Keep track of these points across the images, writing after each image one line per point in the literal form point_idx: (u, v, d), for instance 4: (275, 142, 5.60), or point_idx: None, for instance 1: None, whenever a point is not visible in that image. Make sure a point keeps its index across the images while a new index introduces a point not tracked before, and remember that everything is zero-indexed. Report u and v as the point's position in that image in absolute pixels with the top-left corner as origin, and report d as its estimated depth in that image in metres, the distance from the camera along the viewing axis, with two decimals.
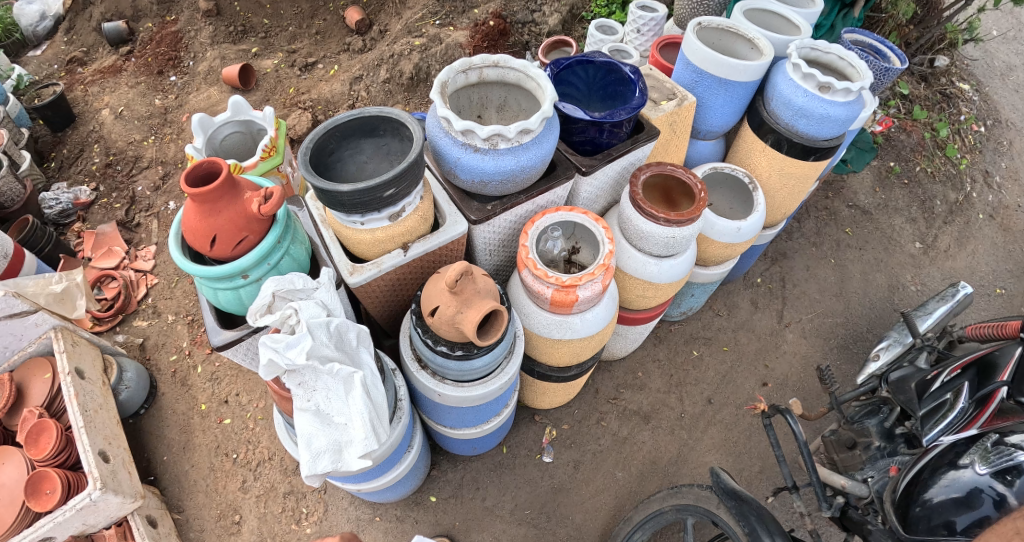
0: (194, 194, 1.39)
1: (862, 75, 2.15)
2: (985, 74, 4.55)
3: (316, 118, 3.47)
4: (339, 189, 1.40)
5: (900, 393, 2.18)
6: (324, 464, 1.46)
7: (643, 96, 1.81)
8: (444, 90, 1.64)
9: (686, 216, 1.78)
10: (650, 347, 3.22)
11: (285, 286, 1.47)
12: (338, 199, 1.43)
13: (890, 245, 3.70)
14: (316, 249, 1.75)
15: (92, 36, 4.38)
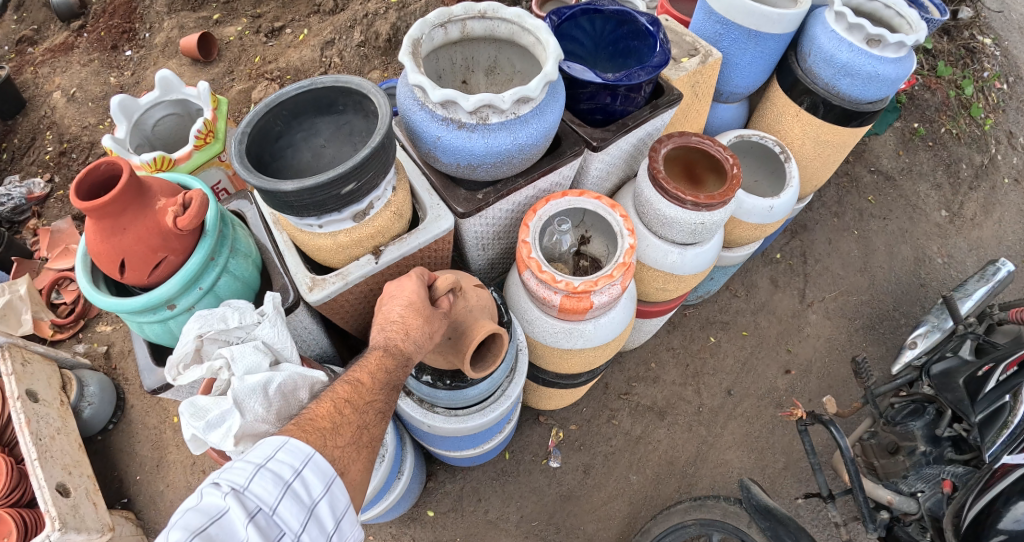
0: (88, 210, 1.14)
1: (913, 28, 1.79)
2: (1004, 27, 4.37)
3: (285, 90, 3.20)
4: (281, 187, 1.12)
5: (948, 393, 2.02)
6: None
7: (666, 53, 1.47)
8: (416, 50, 1.33)
9: (718, 198, 1.46)
10: (663, 335, 2.93)
11: (215, 327, 1.23)
12: (284, 199, 1.16)
13: (916, 214, 3.49)
14: (269, 258, 1.48)
15: (43, 12, 4.28)
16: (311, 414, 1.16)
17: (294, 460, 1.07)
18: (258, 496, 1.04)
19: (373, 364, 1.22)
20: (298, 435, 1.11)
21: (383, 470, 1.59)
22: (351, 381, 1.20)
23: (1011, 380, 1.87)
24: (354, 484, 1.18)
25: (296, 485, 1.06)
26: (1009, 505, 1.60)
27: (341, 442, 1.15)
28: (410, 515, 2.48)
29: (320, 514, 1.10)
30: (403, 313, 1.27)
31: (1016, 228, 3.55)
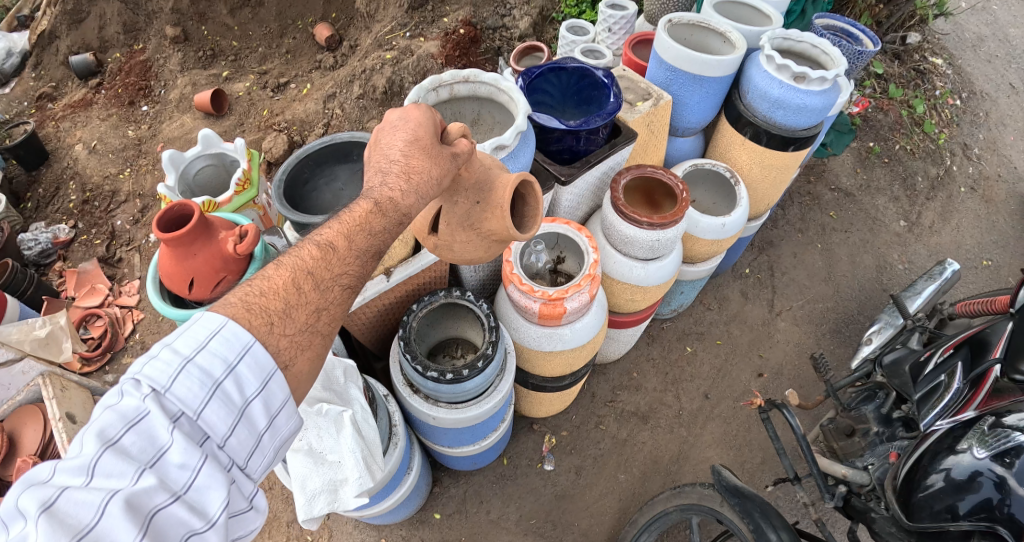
0: (168, 239, 1.46)
1: (837, 63, 2.06)
2: (957, 47, 4.94)
3: (292, 140, 3.54)
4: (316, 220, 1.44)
5: (895, 378, 2.29)
6: (321, 505, 1.61)
7: (619, 99, 1.79)
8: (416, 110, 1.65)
9: (669, 218, 1.75)
10: (644, 347, 3.20)
11: None
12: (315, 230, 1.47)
13: (875, 226, 3.79)
14: None
15: (60, 71, 4.63)
16: (268, 280, 1.15)
17: (226, 354, 1.11)
18: (185, 396, 1.09)
19: (357, 218, 1.22)
20: (238, 319, 1.12)
21: (395, 457, 1.78)
22: (323, 245, 1.19)
23: (948, 362, 2.21)
24: (299, 377, 1.19)
25: (226, 384, 1.11)
26: (937, 460, 1.72)
27: (290, 330, 1.15)
28: (418, 518, 2.70)
29: (252, 413, 1.15)
30: (406, 155, 1.29)
31: (972, 233, 3.86)
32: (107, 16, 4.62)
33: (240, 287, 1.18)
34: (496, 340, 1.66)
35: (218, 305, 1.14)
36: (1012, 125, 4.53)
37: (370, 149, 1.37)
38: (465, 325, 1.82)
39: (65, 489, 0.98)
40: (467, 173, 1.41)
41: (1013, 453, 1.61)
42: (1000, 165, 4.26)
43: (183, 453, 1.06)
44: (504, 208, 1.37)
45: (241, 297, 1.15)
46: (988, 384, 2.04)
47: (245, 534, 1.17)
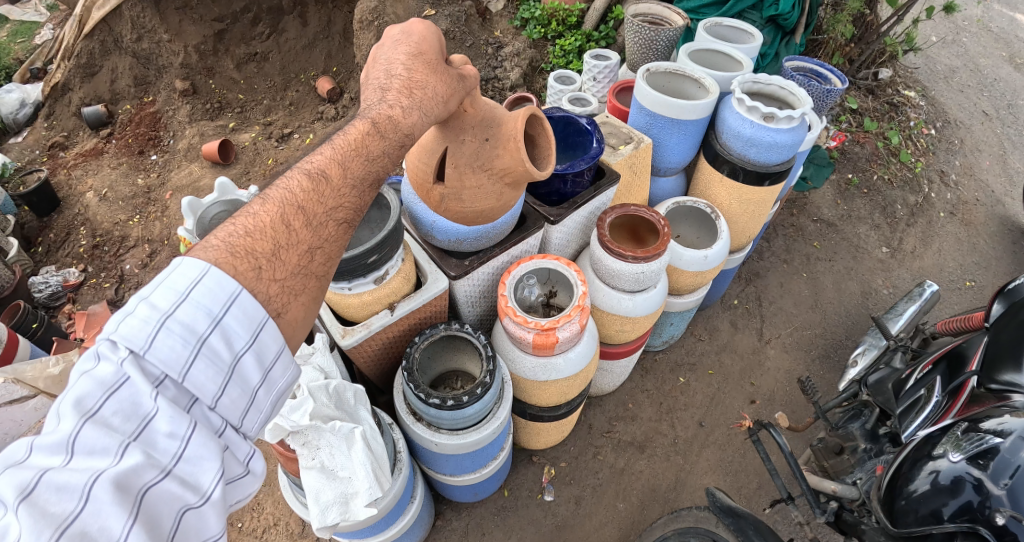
0: None
1: (803, 101, 2.22)
2: (929, 79, 5.25)
3: None
4: None
5: (880, 395, 2.42)
6: (334, 515, 1.69)
7: (601, 144, 1.94)
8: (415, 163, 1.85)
9: (652, 251, 1.87)
10: (638, 379, 3.29)
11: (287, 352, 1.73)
12: None
13: (858, 254, 3.92)
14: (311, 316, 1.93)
15: (72, 121, 4.86)
16: (255, 215, 1.20)
17: (211, 305, 1.12)
18: (166, 358, 1.09)
19: (353, 141, 1.32)
20: (221, 266, 1.14)
21: (400, 482, 1.86)
22: (313, 176, 1.27)
23: (927, 376, 2.28)
24: (294, 322, 1.23)
25: (211, 339, 1.12)
26: (917, 467, 1.79)
27: (280, 275, 1.20)
28: None
29: (242, 369, 1.16)
30: (406, 69, 1.43)
31: (954, 255, 4.00)
32: (119, 70, 4.89)
33: (223, 228, 1.20)
34: (494, 369, 1.76)
35: (201, 250, 1.15)
36: (986, 152, 4.73)
37: (367, 72, 1.47)
38: (464, 357, 1.92)
39: (45, 473, 0.96)
40: (472, 112, 1.62)
41: (987, 455, 1.70)
42: (978, 190, 4.42)
43: (169, 420, 1.07)
44: (517, 138, 1.59)
45: (225, 240, 1.17)
46: (962, 396, 2.09)
47: (242, 498, 1.19)
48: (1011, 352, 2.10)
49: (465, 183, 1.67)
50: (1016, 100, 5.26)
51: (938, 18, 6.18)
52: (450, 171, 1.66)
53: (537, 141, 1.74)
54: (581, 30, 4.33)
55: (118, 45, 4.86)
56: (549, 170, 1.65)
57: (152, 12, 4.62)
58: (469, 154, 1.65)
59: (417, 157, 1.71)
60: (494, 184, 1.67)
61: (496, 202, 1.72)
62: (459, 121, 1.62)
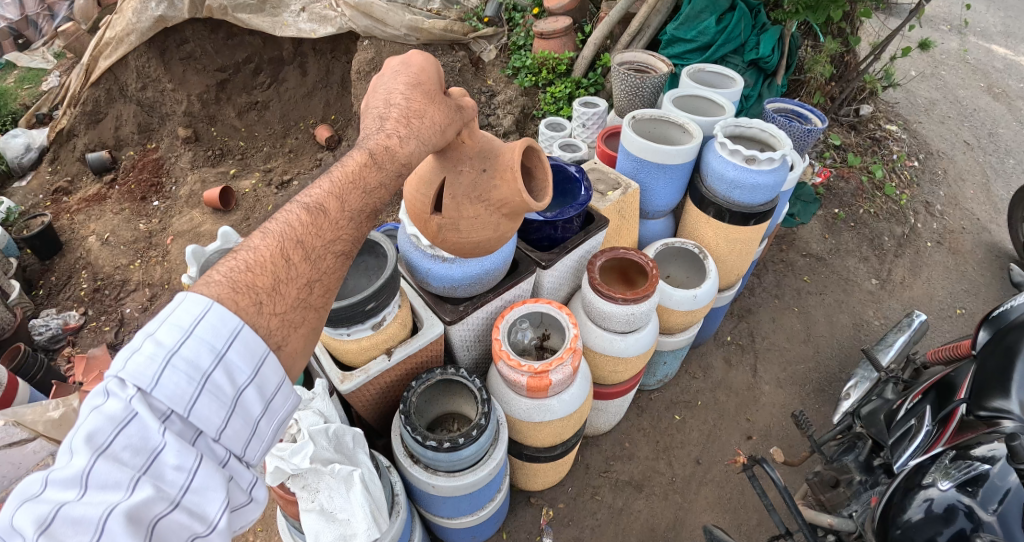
0: None
1: (783, 143, 2.30)
2: (910, 112, 5.42)
3: None
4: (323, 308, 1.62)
5: (872, 426, 2.43)
6: None
7: (589, 191, 2.06)
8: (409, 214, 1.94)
9: (641, 293, 1.93)
10: (634, 418, 3.30)
11: None
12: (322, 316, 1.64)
13: (849, 286, 3.98)
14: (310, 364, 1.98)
15: (76, 166, 4.97)
16: (255, 249, 1.20)
17: (214, 341, 1.15)
18: (173, 394, 1.13)
19: (350, 173, 1.30)
20: (224, 302, 1.16)
21: (398, 525, 1.85)
22: (311, 209, 1.26)
23: (917, 406, 2.32)
24: (294, 355, 1.25)
25: (214, 375, 1.16)
26: (910, 496, 1.81)
27: (280, 309, 1.20)
28: None
29: (244, 401, 1.20)
30: (405, 99, 1.40)
31: (943, 284, 4.06)
32: (124, 117, 5.07)
33: (224, 261, 1.20)
34: (489, 410, 1.79)
35: (203, 286, 1.16)
36: (970, 181, 4.83)
37: (368, 96, 1.44)
38: (460, 400, 1.95)
39: (61, 507, 1.01)
40: (469, 143, 1.63)
41: (975, 483, 1.73)
42: (964, 218, 4.51)
43: (177, 454, 1.11)
44: (515, 169, 1.61)
45: (227, 275, 1.18)
46: (952, 423, 2.07)
47: (245, 523, 1.24)
48: (998, 379, 2.13)
49: (462, 214, 1.68)
50: (996, 130, 5.41)
51: (915, 55, 6.41)
52: (448, 202, 1.68)
53: (534, 173, 1.75)
54: (570, 77, 4.50)
55: (123, 93, 5.03)
56: (546, 201, 1.66)
57: (157, 62, 4.90)
58: (467, 185, 1.66)
59: (415, 188, 1.73)
60: (491, 215, 1.69)
61: (493, 232, 1.73)
62: (456, 153, 1.64)
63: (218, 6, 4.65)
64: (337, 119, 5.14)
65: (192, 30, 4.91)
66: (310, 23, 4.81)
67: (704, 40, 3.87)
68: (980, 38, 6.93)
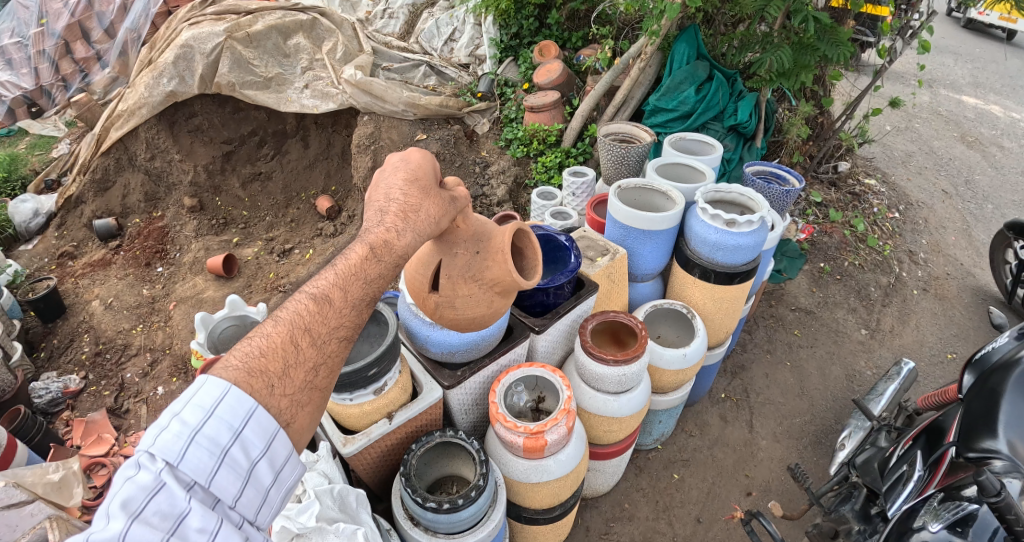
0: None
1: (761, 205, 2.44)
2: (888, 164, 5.68)
3: None
4: None
5: (867, 475, 2.50)
6: None
7: (578, 258, 2.22)
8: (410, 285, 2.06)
9: (631, 354, 2.04)
10: (633, 478, 3.26)
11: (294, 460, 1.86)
12: None
13: (839, 337, 4.06)
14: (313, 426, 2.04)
15: (82, 231, 5.13)
16: (267, 337, 1.28)
17: (232, 421, 1.24)
18: (197, 467, 1.23)
19: (353, 265, 1.37)
20: (241, 386, 1.26)
21: None
22: (318, 299, 1.33)
23: (910, 451, 2.38)
24: (302, 430, 1.33)
25: (232, 450, 1.25)
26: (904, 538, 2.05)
27: (289, 390, 1.29)
28: None
29: (258, 472, 1.30)
30: (403, 194, 1.48)
31: (932, 330, 4.14)
32: (131, 186, 5.25)
33: (241, 345, 1.30)
34: (487, 471, 1.85)
35: (222, 370, 1.26)
36: (951, 228, 5.00)
37: (369, 191, 1.51)
38: (458, 462, 1.99)
39: None
40: (463, 227, 1.76)
41: (962, 523, 1.92)
42: (947, 264, 4.65)
43: (200, 518, 1.21)
44: (506, 251, 1.73)
45: (243, 360, 1.28)
46: (943, 465, 2.13)
47: None
48: (985, 419, 2.18)
49: (457, 292, 1.80)
50: (972, 177, 5.64)
51: (889, 111, 6.74)
52: (444, 281, 1.79)
53: (525, 252, 1.87)
54: (561, 147, 4.75)
55: (132, 162, 5.24)
56: (535, 281, 1.77)
57: (166, 134, 5.13)
58: (462, 266, 1.78)
59: (415, 269, 1.84)
60: (484, 293, 1.80)
61: (487, 308, 1.83)
62: (452, 236, 1.77)
63: (226, 82, 4.92)
64: (337, 191, 5.35)
65: (201, 104, 5.17)
66: (311, 99, 5.10)
67: (686, 108, 4.22)
68: (950, 91, 7.31)
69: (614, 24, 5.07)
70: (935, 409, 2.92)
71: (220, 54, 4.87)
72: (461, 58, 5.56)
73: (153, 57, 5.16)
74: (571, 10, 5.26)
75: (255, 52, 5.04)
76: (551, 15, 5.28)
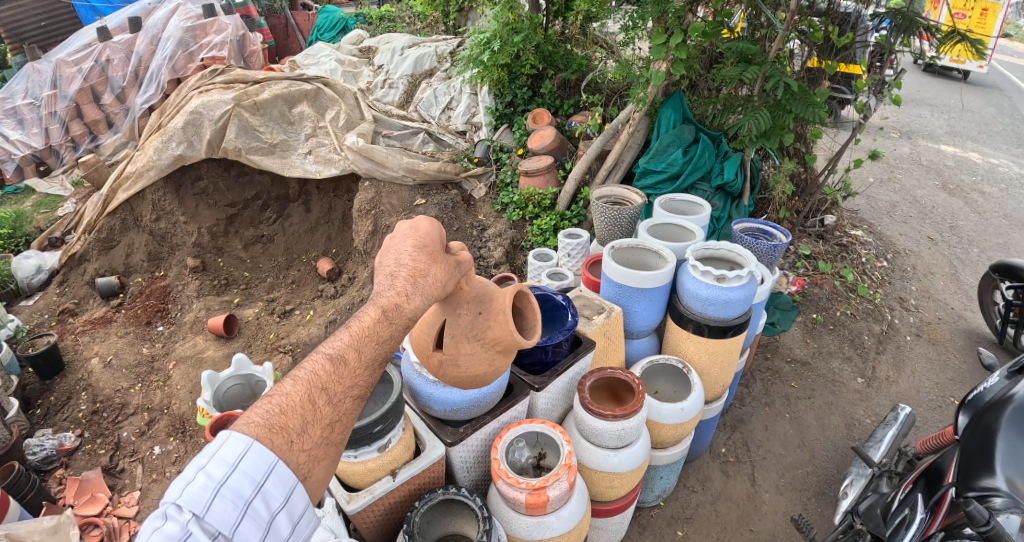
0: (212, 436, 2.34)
1: (750, 259, 2.54)
2: (874, 215, 5.87)
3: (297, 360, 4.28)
4: None
5: (869, 521, 2.54)
6: None
7: (575, 317, 2.32)
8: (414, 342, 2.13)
9: (629, 409, 2.09)
10: (636, 536, 3.18)
11: None
12: None
13: (836, 387, 4.10)
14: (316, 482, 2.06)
15: (83, 288, 5.20)
16: (286, 395, 1.35)
17: (254, 474, 1.31)
18: (220, 518, 1.31)
19: (367, 327, 1.43)
20: (262, 441, 1.32)
21: None
22: (334, 359, 1.40)
23: (910, 495, 2.45)
24: (317, 484, 1.39)
25: (254, 502, 1.33)
26: None
27: (307, 445, 1.35)
28: None
29: (277, 524, 1.37)
30: (412, 260, 1.55)
31: (928, 376, 4.19)
32: (135, 245, 5.36)
33: (262, 403, 1.37)
34: (490, 528, 1.86)
35: (244, 426, 1.33)
36: (939, 274, 5.13)
37: (379, 255, 1.59)
38: (461, 521, 1.98)
39: None
40: (467, 289, 1.83)
41: None
42: (938, 309, 4.75)
43: None
44: (507, 312, 1.82)
45: (264, 416, 1.34)
46: (944, 505, 2.16)
47: None
48: (982, 458, 2.22)
49: (460, 351, 1.88)
50: (956, 223, 5.82)
51: (870, 164, 7.00)
52: (448, 340, 1.88)
53: (525, 311, 1.96)
54: (555, 210, 4.90)
55: (137, 223, 5.37)
56: (535, 339, 1.86)
57: (173, 196, 5.29)
58: (465, 325, 1.86)
59: (418, 327, 1.93)
60: (487, 351, 1.88)
61: (488, 366, 1.92)
62: (455, 298, 1.84)
63: (232, 147, 5.10)
64: (338, 252, 5.46)
65: (207, 168, 5.37)
66: (315, 164, 5.28)
67: (675, 169, 4.42)
68: (928, 141, 7.64)
69: (603, 92, 5.41)
70: (936, 452, 2.93)
71: (228, 121, 5.10)
72: (458, 126, 5.82)
73: (162, 122, 5.38)
74: (562, 79, 5.59)
75: (261, 119, 5.28)
76: (544, 84, 5.59)
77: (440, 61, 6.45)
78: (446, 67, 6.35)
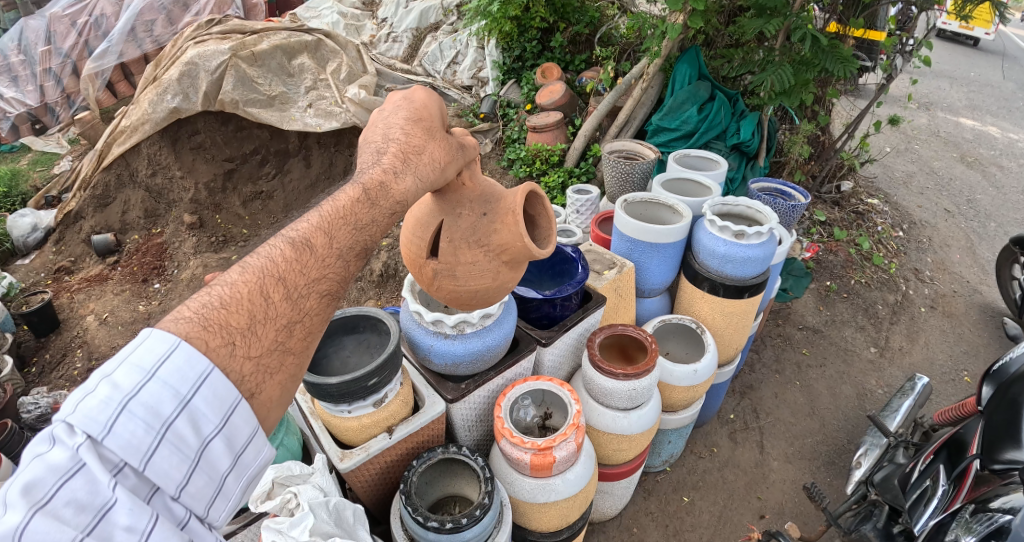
0: None
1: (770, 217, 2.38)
2: (889, 185, 5.66)
3: None
4: (328, 380, 1.63)
5: (887, 492, 2.42)
6: None
7: (585, 269, 2.19)
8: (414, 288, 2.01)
9: (641, 368, 1.97)
10: (641, 501, 3.08)
11: (284, 472, 1.69)
12: (327, 390, 1.65)
13: (848, 356, 3.97)
14: (310, 440, 1.96)
15: (80, 246, 5.09)
16: (231, 289, 1.18)
17: (179, 387, 1.12)
18: (127, 445, 1.09)
19: (343, 208, 1.31)
20: (193, 341, 1.14)
21: None
22: (297, 244, 1.26)
23: (931, 465, 2.34)
24: (268, 403, 1.23)
25: (177, 424, 1.13)
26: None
27: (255, 352, 1.19)
28: None
29: (210, 455, 1.18)
30: (405, 132, 1.44)
31: (942, 348, 4.06)
32: (131, 202, 5.23)
33: (198, 296, 1.19)
34: (492, 490, 1.74)
35: (171, 323, 1.15)
36: (955, 246, 4.95)
37: (366, 128, 1.48)
38: (460, 481, 1.89)
39: None
40: (470, 186, 1.77)
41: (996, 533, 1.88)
42: (954, 282, 4.59)
43: (129, 513, 1.07)
44: (515, 212, 1.70)
45: (198, 311, 1.17)
46: (968, 480, 2.10)
47: None
48: (1006, 430, 2.09)
49: (460, 258, 1.76)
50: (973, 197, 5.61)
51: (887, 131, 6.77)
52: (446, 245, 1.77)
53: (538, 221, 1.83)
54: (563, 167, 4.71)
55: (133, 179, 5.24)
56: (548, 250, 1.72)
57: (169, 151, 5.13)
58: (465, 228, 1.76)
59: (411, 231, 1.83)
60: (490, 261, 1.75)
61: (492, 281, 1.78)
62: (457, 195, 1.77)
63: (230, 99, 4.91)
64: None
65: (204, 122, 5.17)
66: (315, 118, 5.13)
67: (688, 128, 4.24)
68: (947, 113, 7.38)
69: (616, 47, 5.13)
70: (954, 424, 2.81)
71: (224, 72, 4.88)
72: (463, 81, 5.67)
73: (157, 74, 5.16)
74: (574, 33, 5.36)
75: (260, 70, 5.05)
76: (554, 38, 5.34)
77: (445, 15, 6.17)
78: (452, 21, 6.09)
